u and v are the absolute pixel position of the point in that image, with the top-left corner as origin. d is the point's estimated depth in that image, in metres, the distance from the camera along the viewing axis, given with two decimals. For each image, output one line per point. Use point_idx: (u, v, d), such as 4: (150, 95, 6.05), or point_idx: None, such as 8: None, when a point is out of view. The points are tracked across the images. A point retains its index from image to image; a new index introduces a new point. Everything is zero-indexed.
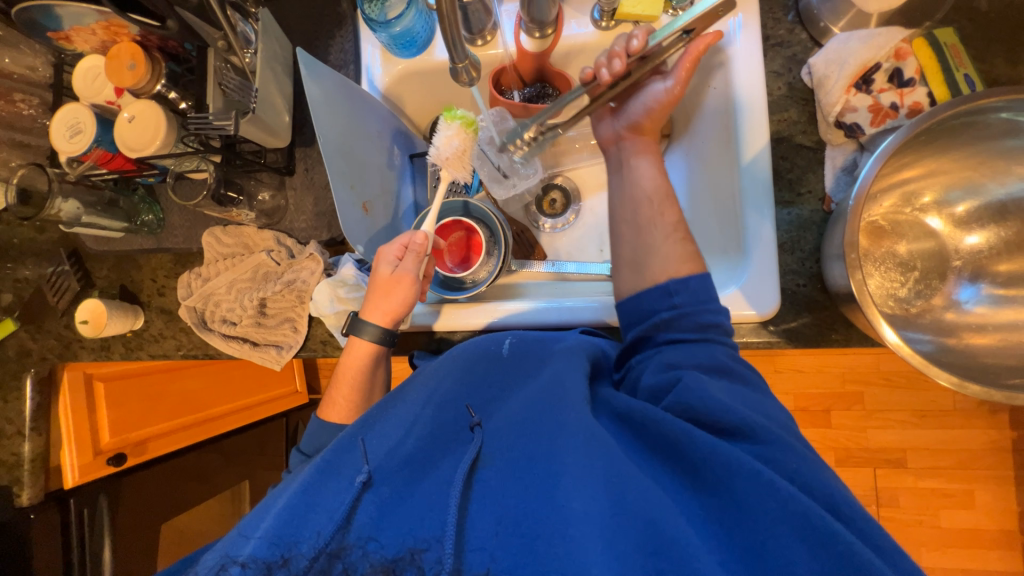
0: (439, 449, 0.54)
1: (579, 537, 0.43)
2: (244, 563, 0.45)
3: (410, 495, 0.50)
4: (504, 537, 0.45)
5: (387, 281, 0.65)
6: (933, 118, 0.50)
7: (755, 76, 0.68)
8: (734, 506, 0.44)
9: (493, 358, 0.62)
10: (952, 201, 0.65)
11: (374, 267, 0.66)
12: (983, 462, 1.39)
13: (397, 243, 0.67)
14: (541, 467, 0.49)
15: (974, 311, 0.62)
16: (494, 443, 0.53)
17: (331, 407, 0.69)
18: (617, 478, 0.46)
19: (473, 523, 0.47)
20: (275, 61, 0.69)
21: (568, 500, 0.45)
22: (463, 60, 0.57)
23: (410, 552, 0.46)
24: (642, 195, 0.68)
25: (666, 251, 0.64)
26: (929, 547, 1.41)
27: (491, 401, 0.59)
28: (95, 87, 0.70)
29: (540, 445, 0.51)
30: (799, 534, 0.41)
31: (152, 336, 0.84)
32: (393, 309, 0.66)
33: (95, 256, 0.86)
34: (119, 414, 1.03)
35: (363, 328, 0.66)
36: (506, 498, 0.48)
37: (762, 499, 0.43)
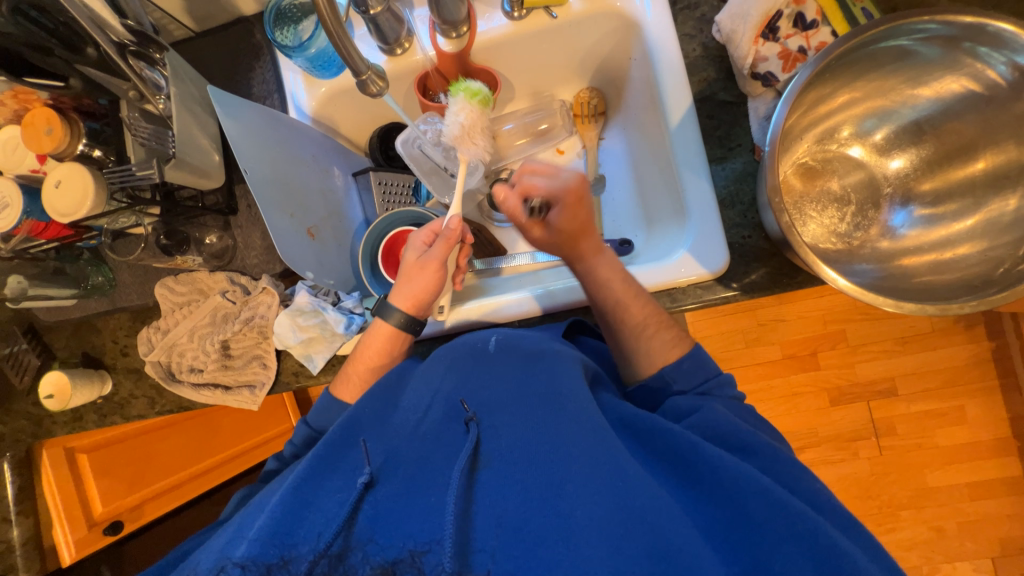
0: (439, 454, 0.51)
1: (584, 544, 0.42)
2: (244, 564, 0.44)
3: (408, 496, 0.48)
4: (508, 539, 0.44)
5: (416, 264, 0.68)
6: (830, 55, 0.53)
7: (668, 36, 0.70)
8: (735, 512, 0.45)
9: (480, 354, 0.62)
10: (870, 131, 0.68)
11: (404, 253, 0.70)
12: (969, 376, 1.43)
13: (426, 230, 0.71)
14: (543, 469, 0.48)
15: (907, 234, 0.64)
16: (495, 449, 0.50)
17: (343, 384, 0.66)
18: (625, 487, 0.46)
19: (478, 523, 0.45)
20: (193, 101, 0.67)
21: (572, 508, 0.45)
22: (366, 70, 0.56)
23: (410, 555, 0.44)
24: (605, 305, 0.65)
25: (644, 347, 0.63)
26: (933, 469, 1.44)
27: (487, 393, 0.56)
28: (17, 158, 0.69)
29: (546, 446, 0.49)
30: (798, 542, 0.43)
31: (123, 398, 0.82)
32: (418, 294, 0.67)
33: (52, 327, 0.84)
34: (109, 483, 1.01)
35: (391, 313, 0.67)
36: (509, 497, 0.46)
37: (768, 509, 0.44)
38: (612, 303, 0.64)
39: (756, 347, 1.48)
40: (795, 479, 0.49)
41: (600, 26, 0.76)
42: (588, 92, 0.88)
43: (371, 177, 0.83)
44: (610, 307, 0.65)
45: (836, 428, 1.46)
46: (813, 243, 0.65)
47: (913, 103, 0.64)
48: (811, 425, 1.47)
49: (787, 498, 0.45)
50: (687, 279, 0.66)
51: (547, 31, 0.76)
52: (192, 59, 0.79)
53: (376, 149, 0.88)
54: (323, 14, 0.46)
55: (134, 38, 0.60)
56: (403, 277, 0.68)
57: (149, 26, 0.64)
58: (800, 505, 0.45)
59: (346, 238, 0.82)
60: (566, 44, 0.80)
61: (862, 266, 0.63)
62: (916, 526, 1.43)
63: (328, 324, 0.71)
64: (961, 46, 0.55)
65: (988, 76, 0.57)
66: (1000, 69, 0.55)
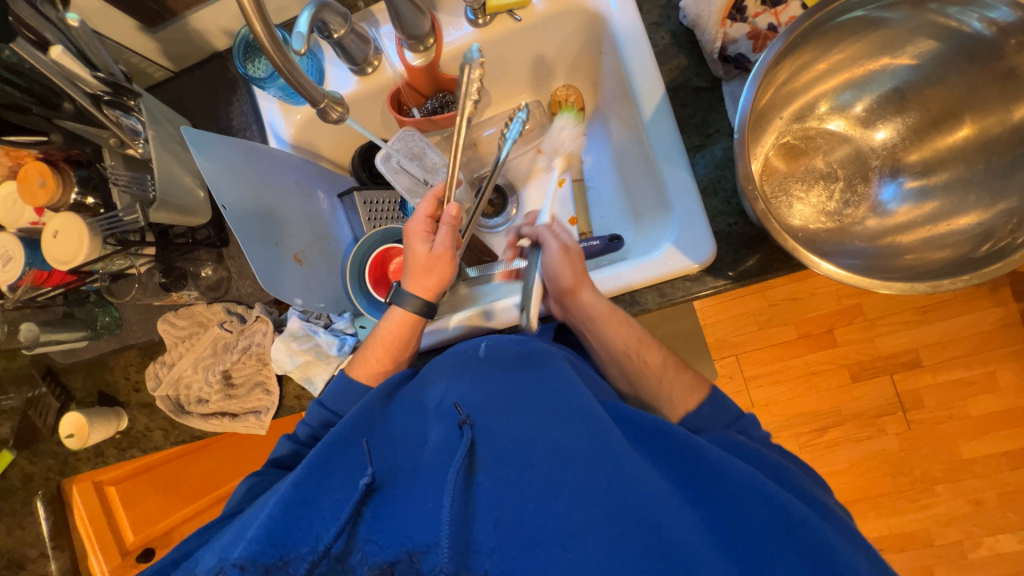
0: (434, 464, 0.50)
1: (581, 545, 0.42)
2: (243, 565, 0.43)
3: (406, 500, 0.48)
4: (506, 542, 0.44)
5: (425, 255, 0.66)
6: (796, 32, 0.52)
7: (636, 31, 0.69)
8: (727, 508, 0.45)
9: (473, 363, 0.60)
10: (849, 103, 0.65)
11: (409, 248, 0.67)
12: (997, 342, 1.37)
13: (422, 219, 0.68)
14: (538, 469, 0.47)
15: (897, 209, 0.62)
16: (494, 453, 0.50)
17: (361, 366, 0.66)
18: (620, 488, 0.46)
19: (479, 525, 0.45)
20: (173, 141, 0.68)
21: (569, 509, 0.44)
22: (323, 98, 0.56)
23: (409, 555, 0.44)
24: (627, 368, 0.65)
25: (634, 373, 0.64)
26: (964, 439, 1.38)
27: (482, 396, 0.55)
28: (17, 213, 0.72)
29: (543, 447, 0.49)
30: (792, 543, 0.43)
31: (140, 432, 0.85)
32: (437, 286, 0.67)
33: (69, 369, 0.88)
34: (137, 513, 1.06)
35: (405, 298, 0.67)
36: (506, 499, 0.46)
37: (758, 508, 0.44)
38: (617, 326, 0.64)
39: (768, 329, 1.44)
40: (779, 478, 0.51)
41: (567, 22, 0.75)
42: (566, 89, 0.87)
43: (356, 197, 0.84)
44: (621, 358, 0.64)
45: (859, 405, 1.42)
46: (801, 226, 0.63)
47: (892, 70, 0.62)
48: (833, 403, 1.43)
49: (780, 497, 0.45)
50: (674, 273, 0.65)
51: (514, 34, 0.75)
52: (174, 98, 0.81)
53: (358, 167, 0.87)
54: (268, 49, 0.46)
55: (107, 88, 0.60)
56: (416, 271, 0.67)
57: (120, 73, 0.63)
58: (795, 505, 0.45)
59: (336, 259, 0.83)
60: (535, 45, 0.79)
61: (852, 245, 0.61)
62: (952, 500, 1.38)
63: (321, 347, 0.72)
64: (929, 8, 0.54)
65: (965, 34, 0.55)
66: (976, 25, 0.54)
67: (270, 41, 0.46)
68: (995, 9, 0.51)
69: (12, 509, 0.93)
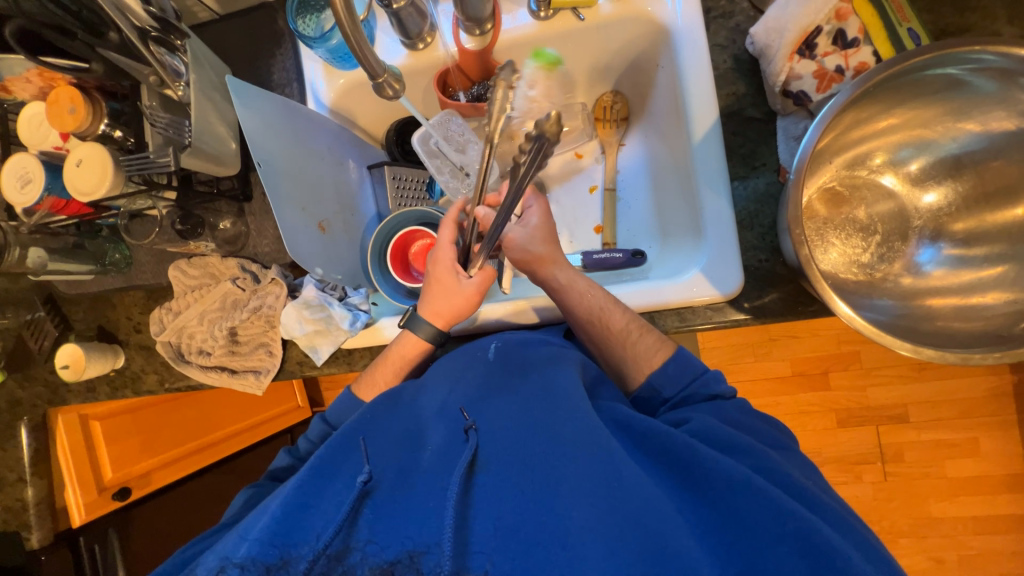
0: (435, 460, 0.50)
1: (580, 546, 0.41)
2: (243, 565, 0.45)
3: (408, 496, 0.47)
4: (506, 542, 0.43)
5: (452, 287, 0.65)
6: (869, 82, 0.52)
7: (698, 50, 0.67)
8: (732, 518, 0.43)
9: (484, 368, 0.60)
10: (905, 160, 0.65)
11: (432, 273, 0.66)
12: (987, 409, 1.38)
13: (448, 246, 0.67)
14: (540, 471, 0.46)
15: (933, 273, 0.62)
16: (498, 453, 0.49)
17: (369, 386, 0.67)
18: (621, 492, 0.44)
19: (478, 525, 0.44)
20: (212, 87, 0.67)
21: (569, 510, 0.43)
22: (382, 73, 0.55)
23: (409, 555, 0.43)
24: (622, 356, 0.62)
25: (631, 356, 0.62)
26: (938, 499, 1.40)
27: (485, 399, 0.55)
28: (41, 134, 0.70)
29: (545, 449, 0.48)
30: (794, 545, 0.41)
31: (135, 373, 0.85)
32: (453, 314, 0.67)
33: (71, 299, 0.86)
34: (119, 451, 1.06)
35: (421, 325, 0.66)
36: (508, 502, 0.45)
37: (761, 515, 0.43)
38: (603, 307, 0.63)
39: (765, 363, 1.45)
40: (802, 493, 0.46)
41: (629, 30, 0.74)
42: (612, 96, 0.86)
43: (386, 171, 0.82)
44: (612, 345, 0.63)
45: (841, 450, 1.44)
46: (832, 273, 0.63)
47: (954, 134, 0.61)
48: (816, 444, 1.44)
49: (782, 499, 0.43)
50: (698, 300, 0.65)
51: (574, 33, 0.74)
52: (216, 42, 0.78)
53: (391, 142, 0.87)
54: (338, 14, 0.45)
55: (156, 24, 0.59)
56: (436, 295, 0.66)
57: (171, 11, 0.62)
58: (793, 504, 0.43)
59: (358, 232, 0.82)
60: (592, 47, 0.77)
61: (881, 301, 0.61)
62: (915, 555, 1.41)
63: (333, 318, 0.71)
64: (1017, 82, 0.52)
65: None
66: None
67: (342, 3, 0.45)
68: None
69: None
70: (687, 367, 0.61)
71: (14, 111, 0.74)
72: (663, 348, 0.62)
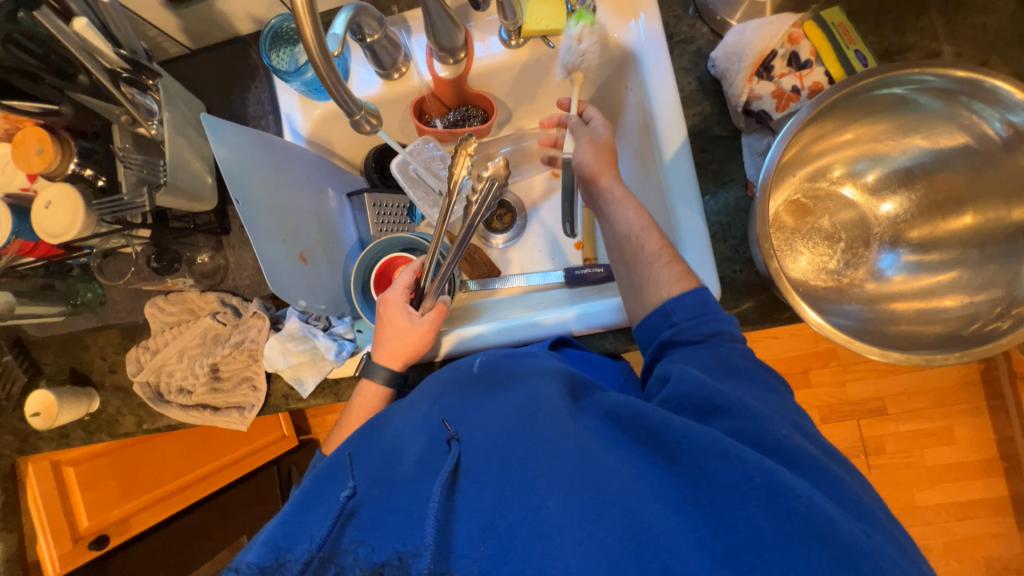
0: (417, 470, 0.48)
1: (561, 540, 0.39)
2: (239, 568, 0.45)
3: (390, 508, 0.46)
4: (482, 538, 0.41)
5: (405, 326, 0.67)
6: (823, 103, 0.55)
7: (664, 74, 0.70)
8: (700, 481, 0.41)
9: (467, 379, 0.59)
10: (862, 172, 0.69)
11: (385, 313, 0.68)
12: (958, 397, 1.43)
13: (399, 286, 0.70)
14: (520, 468, 0.44)
15: (894, 278, 0.65)
16: (477, 454, 0.47)
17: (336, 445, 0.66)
18: (592, 475, 0.43)
19: (460, 527, 0.42)
20: (186, 123, 0.66)
21: (545, 500, 0.41)
22: (359, 111, 0.56)
23: (399, 557, 0.42)
24: (641, 278, 0.62)
25: (653, 277, 0.61)
26: (920, 488, 1.45)
27: (468, 409, 0.54)
28: (5, 178, 0.68)
29: (517, 443, 0.46)
30: (794, 526, 0.37)
31: (111, 416, 0.82)
32: (410, 352, 0.67)
33: (40, 342, 0.83)
34: (94, 497, 1.01)
35: (376, 370, 0.68)
36: (486, 500, 0.43)
37: (731, 478, 0.40)
38: (643, 224, 0.65)
39: None
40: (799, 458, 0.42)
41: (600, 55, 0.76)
42: None
43: (366, 198, 0.83)
44: (632, 254, 0.63)
45: None
46: (801, 280, 0.66)
47: (904, 148, 0.65)
48: None
49: (746, 451, 0.41)
50: None
51: (544, 60, 0.77)
52: (188, 77, 0.78)
53: (371, 168, 0.88)
54: (313, 53, 0.46)
55: (127, 66, 0.58)
56: (392, 333, 0.67)
57: (142, 50, 0.60)
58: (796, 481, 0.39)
59: (339, 260, 0.82)
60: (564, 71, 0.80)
61: (850, 306, 0.64)
62: None
63: (319, 349, 0.71)
64: (959, 100, 0.57)
65: (985, 132, 0.58)
66: (996, 126, 0.56)
67: (314, 41, 0.45)
68: (1016, 113, 0.54)
69: None
70: (706, 305, 0.57)
71: None
72: (688, 279, 0.59)
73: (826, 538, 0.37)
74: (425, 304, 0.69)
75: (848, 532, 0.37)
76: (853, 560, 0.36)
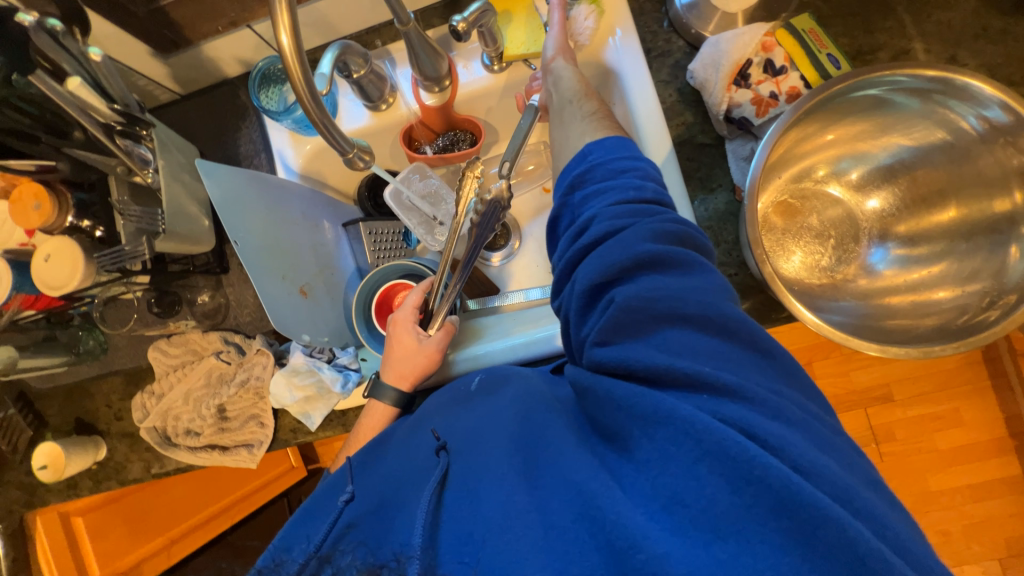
0: (414, 479, 0.49)
1: (520, 541, 0.36)
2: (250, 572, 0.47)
3: (383, 516, 0.47)
4: (458, 543, 0.39)
5: (412, 347, 0.67)
6: (803, 106, 0.57)
7: (645, 87, 0.72)
8: (659, 461, 0.35)
9: (461, 397, 0.58)
10: (846, 170, 0.70)
11: (395, 334, 0.68)
12: (963, 379, 1.44)
13: (409, 306, 0.70)
14: (490, 474, 0.42)
15: (885, 272, 0.66)
16: (462, 463, 0.45)
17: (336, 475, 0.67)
18: (554, 468, 0.40)
19: (444, 535, 0.41)
20: (182, 170, 0.67)
21: (511, 495, 0.39)
22: (352, 149, 0.57)
23: (395, 559, 0.41)
24: (572, 138, 0.56)
25: (583, 129, 0.56)
26: (933, 473, 1.45)
27: (457, 419, 0.53)
28: (6, 234, 0.71)
29: (487, 451, 0.45)
30: (767, 507, 0.31)
31: (119, 463, 0.81)
32: (415, 374, 0.67)
33: (45, 393, 0.83)
34: (106, 547, 1.00)
35: (384, 392, 0.67)
36: (462, 508, 0.41)
37: (682, 444, 0.34)
38: (583, 93, 0.61)
39: None
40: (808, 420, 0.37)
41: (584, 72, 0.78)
42: None
43: (361, 227, 0.83)
44: (569, 117, 0.59)
45: None
46: (796, 279, 0.67)
47: (884, 145, 0.67)
48: None
49: (692, 410, 0.35)
50: None
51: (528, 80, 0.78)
52: (179, 121, 0.80)
53: (363, 196, 0.88)
54: (301, 94, 0.47)
55: (121, 119, 0.59)
56: (399, 354, 0.68)
57: (135, 102, 0.62)
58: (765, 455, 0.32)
59: (339, 290, 0.82)
60: None
61: (845, 302, 0.65)
62: None
63: (325, 382, 0.70)
64: (934, 98, 0.58)
65: (960, 126, 0.60)
66: (972, 121, 0.58)
67: (301, 74, 0.46)
68: (989, 107, 0.56)
69: None
70: (627, 147, 0.51)
71: None
72: (611, 131, 0.54)
73: (789, 509, 0.31)
74: (434, 324, 0.70)
75: (813, 498, 0.31)
76: (820, 532, 0.30)
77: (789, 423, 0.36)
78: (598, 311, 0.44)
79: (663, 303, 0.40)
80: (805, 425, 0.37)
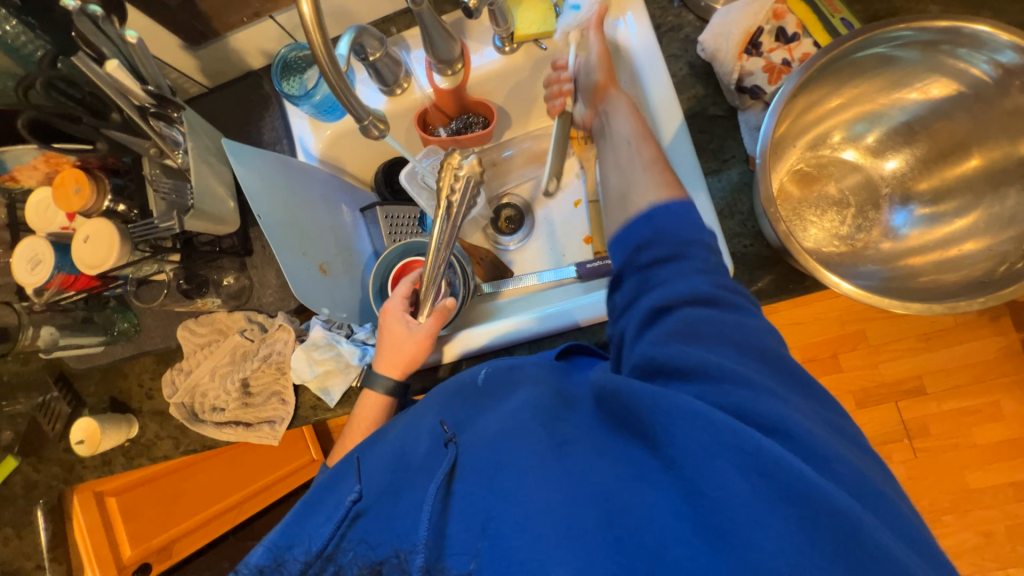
0: (420, 470, 0.47)
1: (539, 533, 0.35)
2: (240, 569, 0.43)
3: (391, 509, 0.44)
4: (471, 534, 0.37)
5: (402, 335, 0.68)
6: (812, 67, 0.56)
7: (655, 62, 0.72)
8: (682, 461, 0.35)
9: (470, 391, 0.54)
10: (862, 134, 0.69)
11: (382, 323, 0.70)
12: (1002, 370, 1.37)
13: (398, 296, 0.72)
14: (506, 463, 0.40)
15: (909, 235, 0.65)
16: (473, 456, 0.43)
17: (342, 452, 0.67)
18: (573, 462, 0.39)
19: (454, 527, 0.38)
20: (209, 152, 0.71)
21: (527, 493, 0.37)
22: (367, 116, 0.59)
23: (398, 555, 0.36)
24: (628, 185, 0.58)
25: (644, 178, 0.58)
26: (972, 469, 1.38)
27: (466, 411, 0.51)
28: (48, 217, 0.73)
29: (496, 441, 0.43)
30: (780, 505, 0.32)
31: (150, 440, 0.85)
32: (405, 362, 0.68)
33: (82, 374, 0.87)
34: (136, 525, 1.05)
35: (376, 380, 0.68)
36: (476, 500, 0.39)
37: (705, 444, 0.35)
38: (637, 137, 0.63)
39: None
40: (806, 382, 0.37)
41: None
42: None
43: (378, 212, 0.86)
44: (624, 165, 0.61)
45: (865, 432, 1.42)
46: (815, 248, 0.66)
47: (902, 105, 0.66)
48: None
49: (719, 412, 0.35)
50: None
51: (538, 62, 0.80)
52: (207, 113, 0.84)
53: (380, 183, 0.90)
54: (323, 65, 0.49)
55: (154, 101, 0.63)
56: (389, 343, 0.69)
57: (167, 87, 0.66)
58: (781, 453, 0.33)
59: (357, 271, 0.85)
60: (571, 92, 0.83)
61: (867, 267, 0.63)
62: (963, 532, 1.37)
63: (343, 356, 0.73)
64: (940, 49, 0.58)
65: (973, 74, 0.59)
66: (983, 67, 0.58)
67: (324, 55, 0.49)
68: (1001, 52, 0.55)
69: (12, 518, 0.90)
70: (691, 214, 0.51)
71: (21, 199, 0.78)
72: (674, 188, 0.55)
73: (802, 505, 0.32)
74: (422, 311, 0.70)
75: (836, 504, 0.31)
76: (826, 525, 0.31)
77: (809, 426, 0.37)
78: (650, 330, 0.46)
79: (706, 329, 0.42)
80: (813, 420, 0.38)
